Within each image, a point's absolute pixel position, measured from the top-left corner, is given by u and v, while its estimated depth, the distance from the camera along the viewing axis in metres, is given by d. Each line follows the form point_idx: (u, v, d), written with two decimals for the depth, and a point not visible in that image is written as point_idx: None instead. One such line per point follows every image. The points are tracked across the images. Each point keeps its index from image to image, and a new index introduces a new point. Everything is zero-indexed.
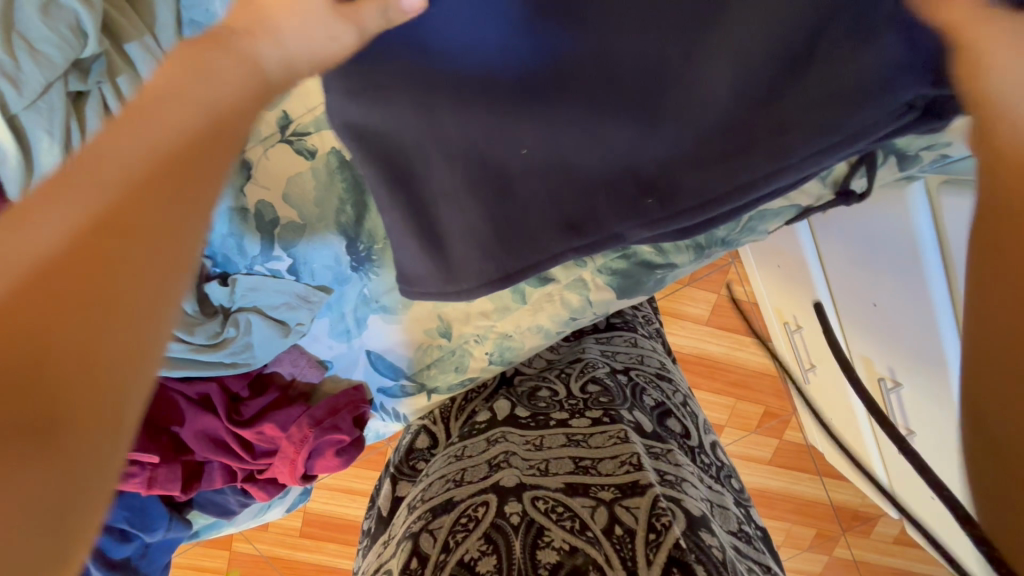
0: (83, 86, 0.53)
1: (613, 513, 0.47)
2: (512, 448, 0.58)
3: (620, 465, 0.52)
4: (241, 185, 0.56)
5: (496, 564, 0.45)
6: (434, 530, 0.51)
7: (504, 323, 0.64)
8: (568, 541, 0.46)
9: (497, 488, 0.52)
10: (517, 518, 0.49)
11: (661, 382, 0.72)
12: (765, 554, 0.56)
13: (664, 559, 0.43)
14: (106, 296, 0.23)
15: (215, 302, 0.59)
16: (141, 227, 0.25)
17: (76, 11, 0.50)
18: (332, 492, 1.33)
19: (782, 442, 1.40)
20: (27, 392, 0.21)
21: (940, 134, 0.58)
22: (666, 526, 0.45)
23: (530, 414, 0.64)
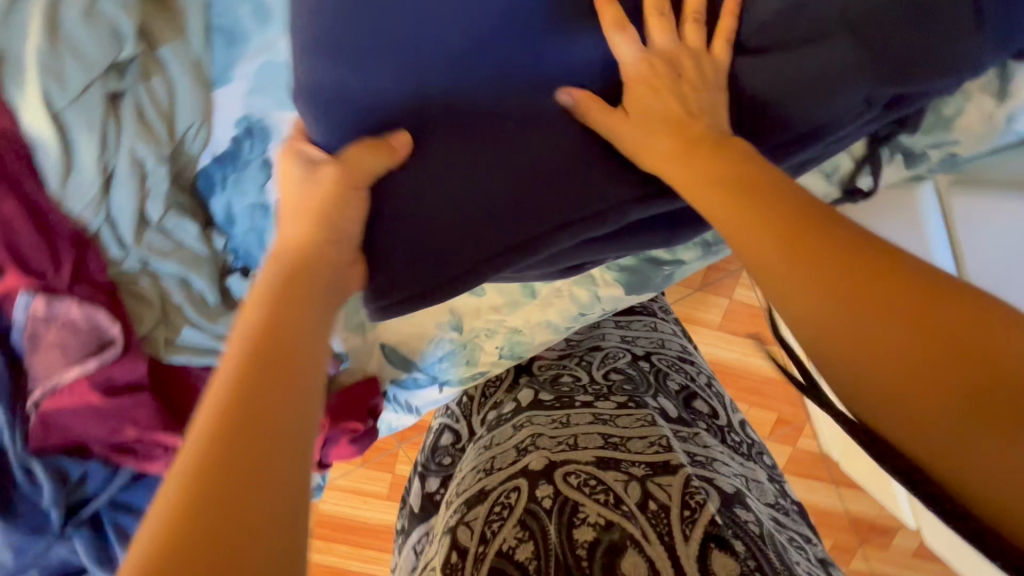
0: (118, 87, 0.57)
1: (645, 488, 0.50)
2: (538, 431, 0.59)
3: (649, 445, 0.55)
4: (263, 182, 0.60)
5: (533, 551, 0.47)
6: (470, 522, 0.52)
7: (515, 318, 0.66)
8: (603, 516, 0.48)
9: (528, 472, 0.54)
10: (550, 502, 0.50)
11: (684, 364, 0.72)
12: (803, 523, 0.57)
13: (701, 534, 0.45)
14: (254, 407, 0.33)
15: (236, 295, 0.63)
16: (269, 399, 0.33)
17: (116, 18, 0.55)
18: (344, 493, 1.34)
19: (796, 449, 1.38)
20: (210, 510, 0.28)
21: (947, 132, 0.61)
22: (701, 504, 0.47)
23: (555, 397, 0.64)
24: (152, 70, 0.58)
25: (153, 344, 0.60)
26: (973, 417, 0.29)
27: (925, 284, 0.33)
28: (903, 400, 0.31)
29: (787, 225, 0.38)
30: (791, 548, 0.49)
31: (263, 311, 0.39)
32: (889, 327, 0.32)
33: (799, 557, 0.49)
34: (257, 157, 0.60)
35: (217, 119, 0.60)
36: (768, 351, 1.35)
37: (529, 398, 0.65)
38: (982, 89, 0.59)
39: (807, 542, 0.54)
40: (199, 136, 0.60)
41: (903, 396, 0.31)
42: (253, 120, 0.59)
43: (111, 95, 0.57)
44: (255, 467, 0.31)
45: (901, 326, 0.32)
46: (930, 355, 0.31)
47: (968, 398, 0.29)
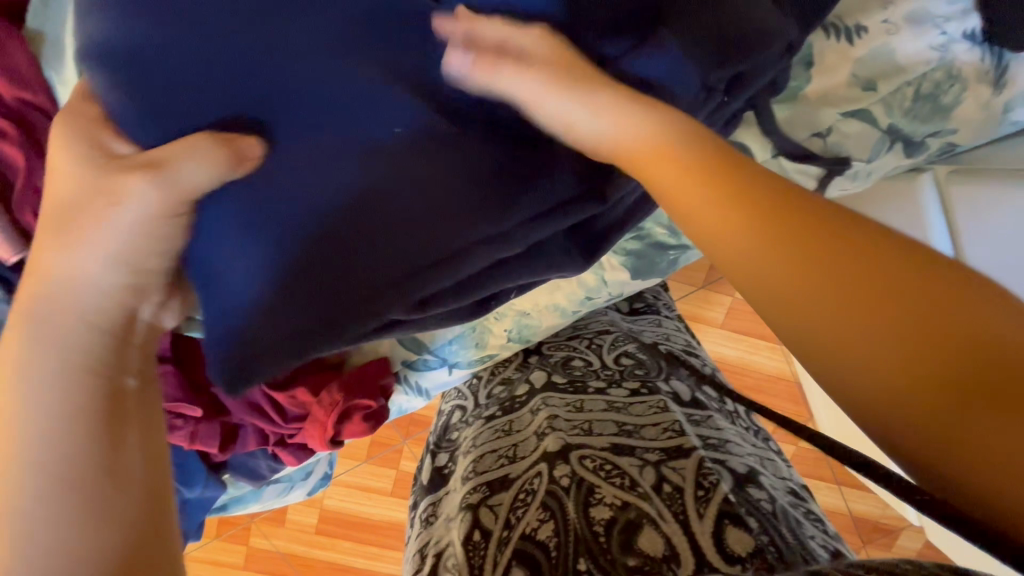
0: None
1: (660, 472, 0.51)
2: (554, 412, 0.62)
3: (663, 431, 0.56)
4: None
5: (553, 528, 0.49)
6: (493, 505, 0.54)
7: (523, 301, 0.67)
8: (619, 497, 0.49)
9: (547, 456, 0.56)
10: (568, 480, 0.52)
11: (690, 356, 0.74)
12: (809, 496, 0.56)
13: (715, 511, 0.46)
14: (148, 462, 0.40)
15: None
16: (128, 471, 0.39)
17: None
18: (349, 489, 1.35)
19: (798, 447, 1.39)
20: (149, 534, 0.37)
21: (946, 121, 0.62)
22: (714, 483, 0.49)
23: (568, 380, 0.68)
24: None
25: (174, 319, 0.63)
26: (936, 399, 0.30)
27: (909, 252, 0.34)
28: (885, 387, 0.32)
29: (789, 223, 0.37)
30: (804, 520, 0.50)
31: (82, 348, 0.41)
32: (883, 307, 0.33)
33: (813, 528, 0.49)
34: None
35: None
36: (772, 350, 1.36)
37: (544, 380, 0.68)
38: (979, 79, 0.60)
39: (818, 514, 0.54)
40: None
41: (906, 384, 0.31)
42: None
43: None
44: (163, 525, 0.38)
45: (883, 311, 0.32)
46: (905, 340, 0.32)
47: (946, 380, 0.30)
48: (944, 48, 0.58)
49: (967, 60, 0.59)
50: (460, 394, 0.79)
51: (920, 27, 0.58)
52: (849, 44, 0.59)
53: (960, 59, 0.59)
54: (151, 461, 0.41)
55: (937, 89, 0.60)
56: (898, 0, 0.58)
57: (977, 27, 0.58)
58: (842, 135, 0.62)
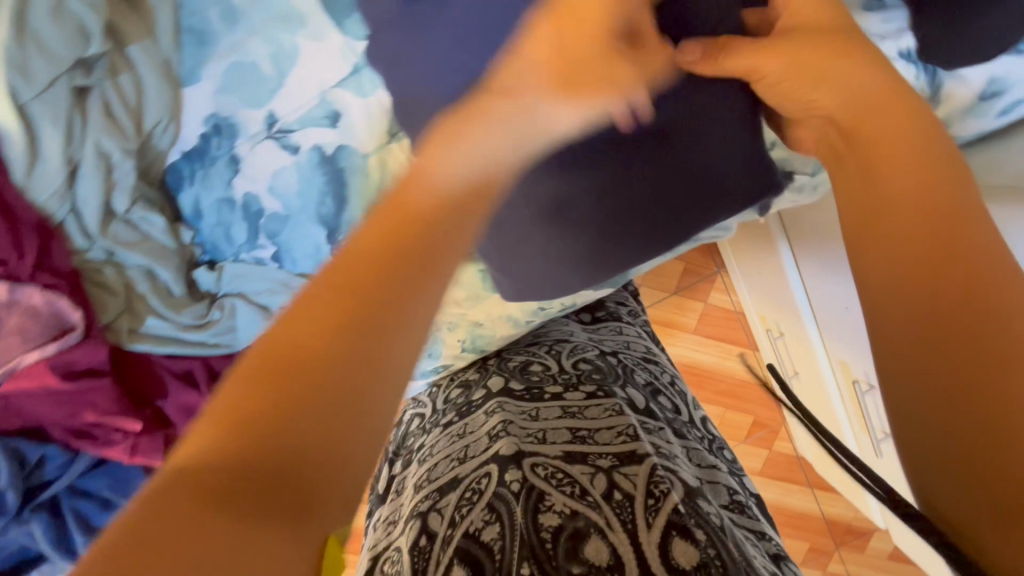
0: (87, 82, 0.57)
1: (611, 479, 0.51)
2: (508, 418, 0.61)
3: (617, 436, 0.56)
4: (231, 178, 0.62)
5: (499, 531, 0.48)
6: (441, 509, 0.54)
7: (475, 312, 0.68)
8: (569, 505, 0.49)
9: (498, 458, 0.55)
10: (518, 485, 0.52)
11: (649, 364, 0.75)
12: (760, 522, 0.57)
13: (663, 522, 0.47)
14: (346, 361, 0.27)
15: (202, 287, 0.65)
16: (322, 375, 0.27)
17: (83, 15, 0.55)
18: None
19: (771, 452, 1.39)
20: (298, 417, 0.25)
21: None
22: (664, 493, 0.49)
23: (524, 386, 0.67)
24: (121, 67, 0.58)
25: (116, 333, 0.61)
26: (956, 413, 0.28)
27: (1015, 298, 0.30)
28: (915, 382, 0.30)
29: (857, 207, 0.36)
30: (747, 544, 0.50)
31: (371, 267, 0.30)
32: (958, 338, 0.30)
33: (755, 551, 0.50)
34: (225, 154, 0.62)
35: (186, 117, 0.61)
36: (744, 355, 1.36)
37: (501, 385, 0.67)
38: (915, 97, 0.61)
39: (762, 537, 0.54)
40: (166, 132, 0.61)
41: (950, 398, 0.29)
42: (221, 117, 0.60)
43: (77, 90, 0.57)
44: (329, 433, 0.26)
45: (952, 305, 0.30)
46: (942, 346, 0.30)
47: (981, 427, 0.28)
48: None
49: (903, 77, 0.60)
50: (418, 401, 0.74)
51: None
52: None
53: (897, 74, 0.60)
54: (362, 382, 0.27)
55: None
56: None
57: (911, 46, 0.59)
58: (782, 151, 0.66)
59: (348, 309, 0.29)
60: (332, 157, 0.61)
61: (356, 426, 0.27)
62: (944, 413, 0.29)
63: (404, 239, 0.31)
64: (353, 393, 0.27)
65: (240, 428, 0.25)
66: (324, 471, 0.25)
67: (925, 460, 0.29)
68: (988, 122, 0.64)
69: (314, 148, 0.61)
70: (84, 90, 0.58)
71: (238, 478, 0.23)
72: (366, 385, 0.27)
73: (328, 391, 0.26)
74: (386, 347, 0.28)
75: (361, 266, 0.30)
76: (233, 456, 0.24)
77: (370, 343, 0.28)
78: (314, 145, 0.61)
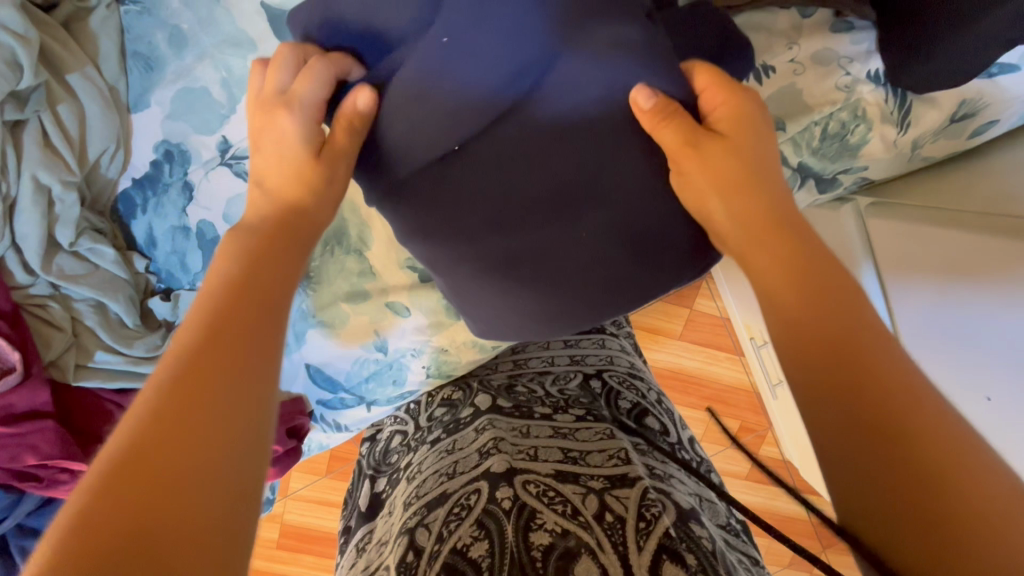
0: (20, 115, 0.55)
1: (602, 500, 0.48)
2: (499, 435, 0.57)
3: (608, 459, 0.53)
4: (184, 207, 0.61)
5: (488, 548, 0.45)
6: (429, 523, 0.50)
7: (440, 338, 0.66)
8: (560, 524, 0.45)
9: (488, 476, 0.52)
10: (508, 503, 0.48)
11: (634, 380, 0.73)
12: (749, 545, 0.57)
13: (653, 546, 0.43)
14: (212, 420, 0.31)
15: (158, 317, 0.63)
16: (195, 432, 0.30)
17: (12, 46, 0.53)
18: (310, 503, 1.27)
19: (759, 456, 1.36)
20: (167, 472, 0.28)
21: (853, 160, 0.62)
22: (656, 516, 0.45)
23: (512, 404, 0.64)
24: (59, 96, 0.57)
25: (62, 370, 0.59)
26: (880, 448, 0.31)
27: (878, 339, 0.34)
28: (830, 403, 0.33)
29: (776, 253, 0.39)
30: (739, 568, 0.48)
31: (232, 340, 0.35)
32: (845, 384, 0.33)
33: None
34: (177, 180, 0.61)
35: (136, 143, 0.61)
36: (731, 360, 1.35)
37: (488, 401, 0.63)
38: (884, 119, 0.60)
39: (754, 563, 0.54)
40: (114, 161, 0.61)
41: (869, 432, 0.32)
42: (172, 144, 0.60)
43: (11, 122, 0.56)
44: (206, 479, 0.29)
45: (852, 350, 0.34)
46: (843, 398, 0.33)
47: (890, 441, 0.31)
48: (850, 88, 0.59)
49: (872, 100, 0.59)
50: (397, 417, 0.69)
51: (826, 67, 0.59)
52: (759, 83, 0.60)
53: (863, 97, 0.59)
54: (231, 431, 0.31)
55: (844, 129, 0.60)
56: (802, 41, 0.60)
57: (880, 67, 0.58)
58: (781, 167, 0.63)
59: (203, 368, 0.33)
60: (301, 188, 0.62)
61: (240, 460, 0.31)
62: (868, 454, 0.32)
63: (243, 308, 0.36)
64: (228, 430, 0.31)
65: (128, 487, 0.27)
66: (189, 509, 0.28)
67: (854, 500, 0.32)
68: (958, 143, 0.63)
69: None
70: (20, 123, 0.56)
71: (145, 512, 0.27)
72: (239, 424, 0.31)
73: (206, 435, 0.30)
74: (232, 393, 0.32)
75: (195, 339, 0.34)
76: (134, 505, 0.27)
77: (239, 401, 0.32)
78: None
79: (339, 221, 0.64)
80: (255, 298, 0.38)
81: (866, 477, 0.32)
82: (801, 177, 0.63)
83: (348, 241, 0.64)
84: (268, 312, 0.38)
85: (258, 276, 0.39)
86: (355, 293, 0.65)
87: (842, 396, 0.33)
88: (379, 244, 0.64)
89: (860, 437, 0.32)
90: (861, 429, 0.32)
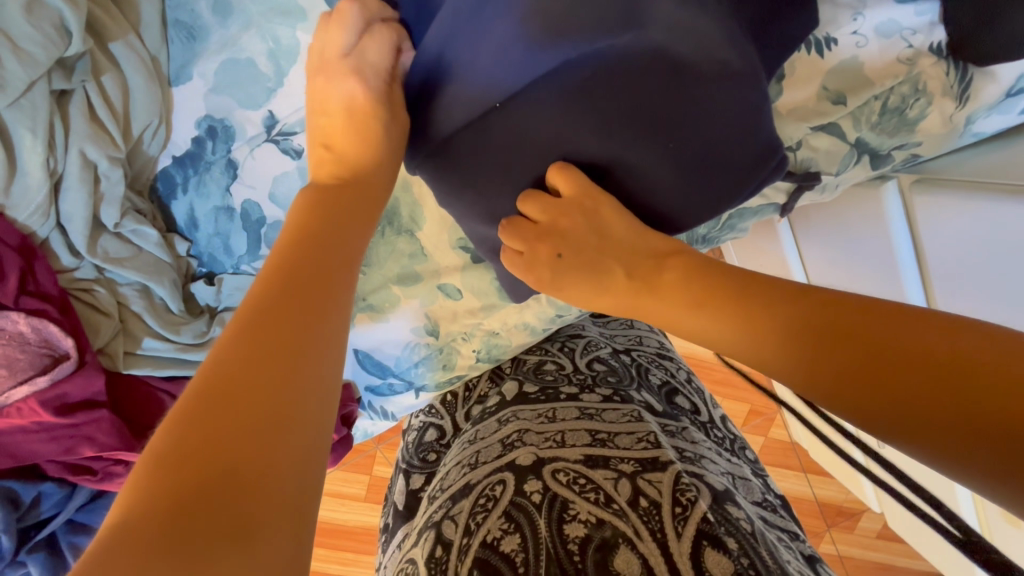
0: (66, 85, 0.55)
1: (635, 486, 0.45)
2: (524, 425, 0.54)
3: (637, 441, 0.50)
4: (227, 185, 0.61)
5: (520, 542, 0.43)
6: (455, 516, 0.48)
7: (490, 320, 0.65)
8: (594, 513, 0.43)
9: (514, 467, 0.49)
10: (539, 496, 0.46)
11: (663, 361, 0.68)
12: (790, 520, 0.52)
13: (693, 532, 0.41)
14: (284, 391, 0.29)
15: (201, 301, 0.63)
16: (269, 403, 0.28)
17: (60, 9, 0.52)
18: (321, 495, 1.25)
19: (768, 439, 1.30)
20: (240, 446, 0.27)
21: (912, 134, 0.62)
22: (692, 501, 0.43)
23: (538, 388, 0.60)
24: (104, 67, 0.57)
25: (111, 358, 0.59)
26: (903, 378, 0.29)
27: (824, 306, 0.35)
28: (845, 373, 0.32)
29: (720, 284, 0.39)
30: (780, 547, 0.45)
31: (302, 304, 0.33)
32: (834, 342, 0.33)
33: (789, 556, 0.44)
34: (220, 157, 0.61)
35: (177, 120, 0.61)
36: None
37: (514, 391, 0.60)
38: (944, 94, 0.59)
39: (794, 538, 0.49)
40: (156, 136, 0.61)
41: (898, 373, 0.30)
42: (215, 119, 0.60)
43: (56, 92, 0.56)
44: (282, 458, 0.28)
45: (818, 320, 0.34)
46: (846, 348, 0.32)
47: (911, 379, 0.29)
48: (912, 60, 0.58)
49: (934, 73, 0.59)
50: (431, 410, 0.67)
51: (888, 40, 0.58)
52: (819, 56, 0.59)
53: (924, 70, 0.59)
54: (306, 407, 0.30)
55: (903, 103, 0.61)
56: (868, 10, 0.57)
57: (943, 39, 0.57)
58: (820, 150, 0.63)
59: (237, 378, 0.29)
60: None
61: (285, 483, 0.27)
62: (912, 393, 0.29)
63: (307, 274, 0.34)
64: (264, 458, 0.27)
65: (191, 466, 0.26)
66: (263, 494, 0.26)
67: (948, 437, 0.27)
68: (1010, 119, 0.61)
69: None
70: (65, 93, 0.56)
71: (183, 533, 0.24)
72: (289, 418, 0.29)
73: (265, 415, 0.28)
74: (307, 366, 0.31)
75: (262, 303, 0.32)
76: (182, 498, 0.25)
77: (308, 375, 0.31)
78: None
79: (391, 201, 0.63)
80: (298, 301, 0.33)
81: (939, 409, 0.28)
82: (857, 153, 0.64)
83: (399, 221, 0.63)
84: (331, 281, 0.35)
85: (323, 244, 0.37)
86: (407, 275, 0.64)
87: (842, 367, 0.32)
88: (432, 224, 0.62)
89: (884, 377, 0.30)
90: (878, 373, 0.30)
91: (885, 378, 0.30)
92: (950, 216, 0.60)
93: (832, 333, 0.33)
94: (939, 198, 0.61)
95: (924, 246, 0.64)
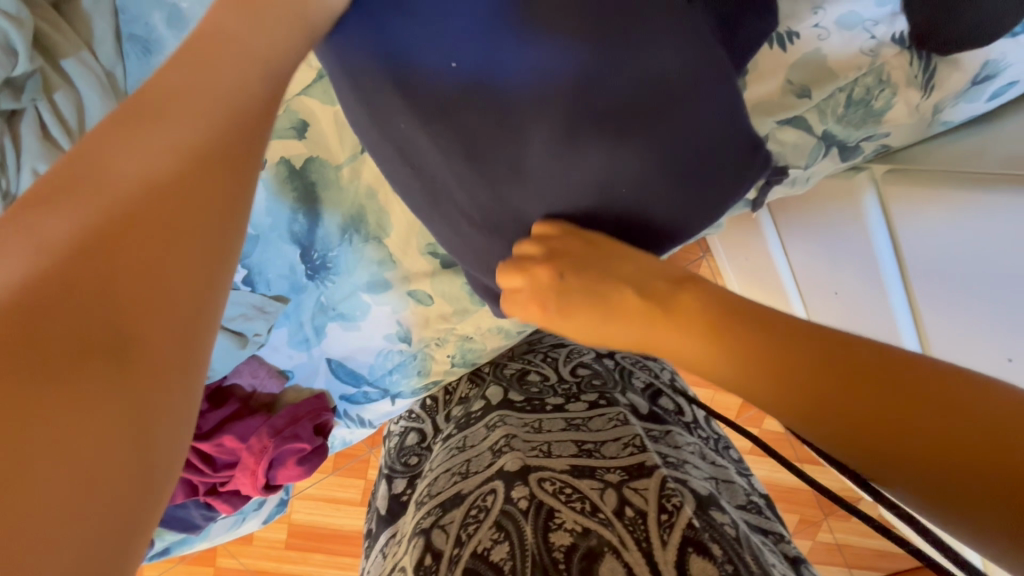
0: (16, 104, 0.56)
1: (621, 495, 0.45)
2: (511, 432, 0.54)
3: (623, 448, 0.50)
4: None
5: (508, 550, 0.42)
6: (446, 525, 0.48)
7: (464, 325, 0.66)
8: (580, 522, 0.42)
9: (503, 475, 0.49)
10: (526, 503, 0.45)
11: (647, 363, 0.68)
12: (776, 521, 0.52)
13: (678, 538, 0.40)
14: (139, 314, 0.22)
15: None
16: (116, 330, 0.22)
17: (5, 30, 0.54)
18: (316, 502, 1.25)
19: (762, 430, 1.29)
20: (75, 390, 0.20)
21: (879, 126, 0.62)
22: (677, 507, 0.42)
23: (524, 397, 0.59)
24: (55, 84, 0.58)
25: None
26: (907, 423, 0.27)
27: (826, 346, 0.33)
28: (849, 418, 0.29)
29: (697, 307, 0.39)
30: (765, 552, 0.44)
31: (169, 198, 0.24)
32: (841, 382, 0.30)
33: (774, 562, 0.43)
34: None
35: None
36: None
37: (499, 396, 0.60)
38: (908, 83, 0.59)
39: (780, 540, 0.49)
40: None
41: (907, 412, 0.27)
42: None
43: (7, 112, 0.56)
44: (141, 402, 0.22)
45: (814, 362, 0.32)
46: (852, 387, 0.30)
47: (924, 419, 0.27)
48: (874, 52, 0.58)
49: (896, 63, 0.58)
50: (412, 415, 0.67)
51: (850, 32, 0.58)
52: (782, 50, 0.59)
53: (886, 61, 0.58)
54: (170, 340, 0.23)
55: (868, 94, 0.61)
56: (827, 4, 0.58)
57: (905, 29, 0.57)
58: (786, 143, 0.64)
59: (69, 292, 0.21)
60: (303, 170, 0.62)
61: (147, 432, 0.22)
62: (913, 436, 0.27)
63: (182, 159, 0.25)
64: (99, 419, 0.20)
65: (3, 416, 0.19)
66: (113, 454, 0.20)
67: (945, 482, 0.25)
68: (978, 107, 0.61)
69: (305, 159, 0.62)
70: (16, 113, 0.56)
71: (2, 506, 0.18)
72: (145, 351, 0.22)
73: (113, 346, 0.21)
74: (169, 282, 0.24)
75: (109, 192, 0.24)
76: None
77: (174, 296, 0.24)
78: (306, 157, 0.62)
79: (358, 208, 0.63)
80: (100, 237, 0.22)
81: (943, 454, 0.25)
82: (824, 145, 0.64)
83: (366, 227, 0.63)
84: (211, 167, 0.26)
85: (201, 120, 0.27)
86: (376, 283, 0.64)
87: (846, 409, 0.30)
88: (399, 230, 0.63)
89: (894, 419, 0.28)
90: (885, 416, 0.28)
91: (886, 421, 0.28)
92: (925, 206, 0.60)
93: (830, 376, 0.31)
94: (917, 189, 0.61)
95: (902, 235, 0.63)
